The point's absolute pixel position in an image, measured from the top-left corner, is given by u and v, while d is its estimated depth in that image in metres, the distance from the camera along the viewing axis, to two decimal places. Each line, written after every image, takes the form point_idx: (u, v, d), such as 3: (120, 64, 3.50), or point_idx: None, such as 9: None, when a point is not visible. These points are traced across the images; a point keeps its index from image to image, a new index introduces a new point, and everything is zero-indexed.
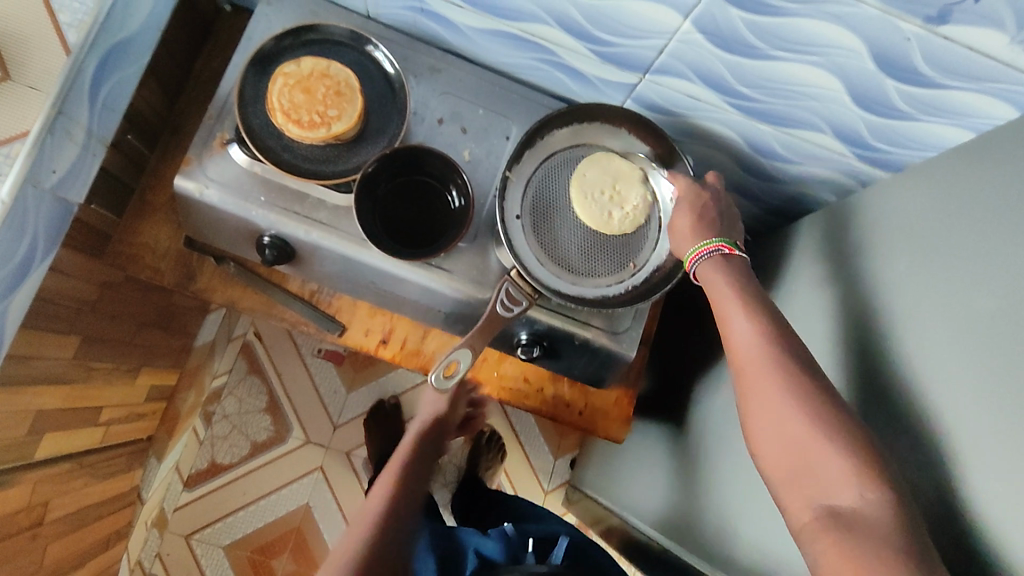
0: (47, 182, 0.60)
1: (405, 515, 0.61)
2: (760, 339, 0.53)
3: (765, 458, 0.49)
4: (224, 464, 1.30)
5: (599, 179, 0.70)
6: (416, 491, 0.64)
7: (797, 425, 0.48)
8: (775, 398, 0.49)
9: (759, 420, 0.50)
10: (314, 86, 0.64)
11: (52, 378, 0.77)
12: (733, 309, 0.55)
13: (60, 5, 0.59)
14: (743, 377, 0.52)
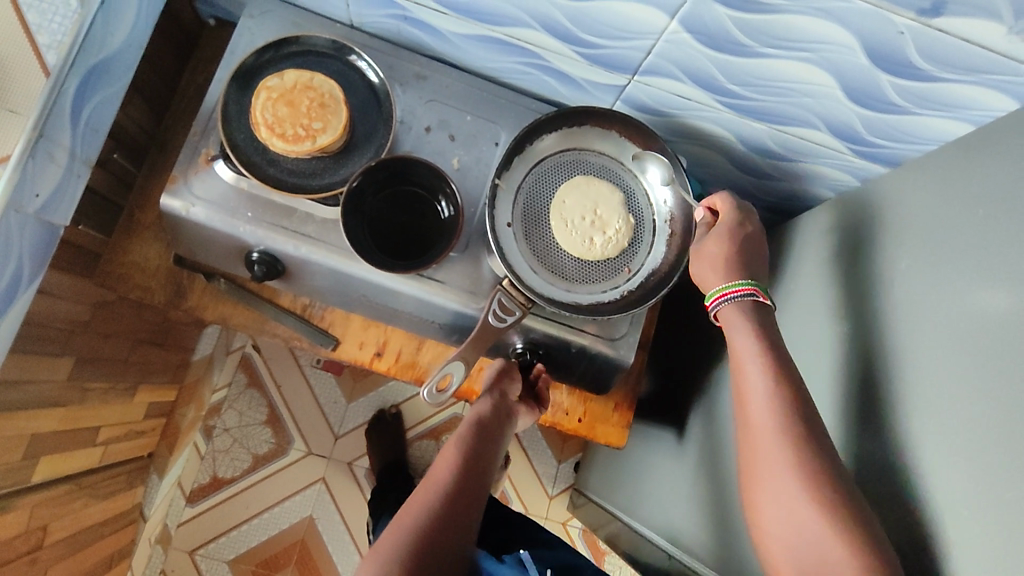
0: (30, 207, 0.59)
1: (457, 513, 0.57)
2: (779, 412, 0.52)
3: (762, 518, 0.50)
4: (226, 478, 1.29)
5: (579, 205, 0.68)
6: (468, 487, 0.60)
7: (807, 511, 0.47)
8: (788, 479, 0.49)
9: (768, 496, 0.49)
10: (298, 99, 0.63)
11: (46, 401, 0.76)
12: (755, 378, 0.54)
13: (38, 26, 0.58)
14: (754, 437, 0.52)
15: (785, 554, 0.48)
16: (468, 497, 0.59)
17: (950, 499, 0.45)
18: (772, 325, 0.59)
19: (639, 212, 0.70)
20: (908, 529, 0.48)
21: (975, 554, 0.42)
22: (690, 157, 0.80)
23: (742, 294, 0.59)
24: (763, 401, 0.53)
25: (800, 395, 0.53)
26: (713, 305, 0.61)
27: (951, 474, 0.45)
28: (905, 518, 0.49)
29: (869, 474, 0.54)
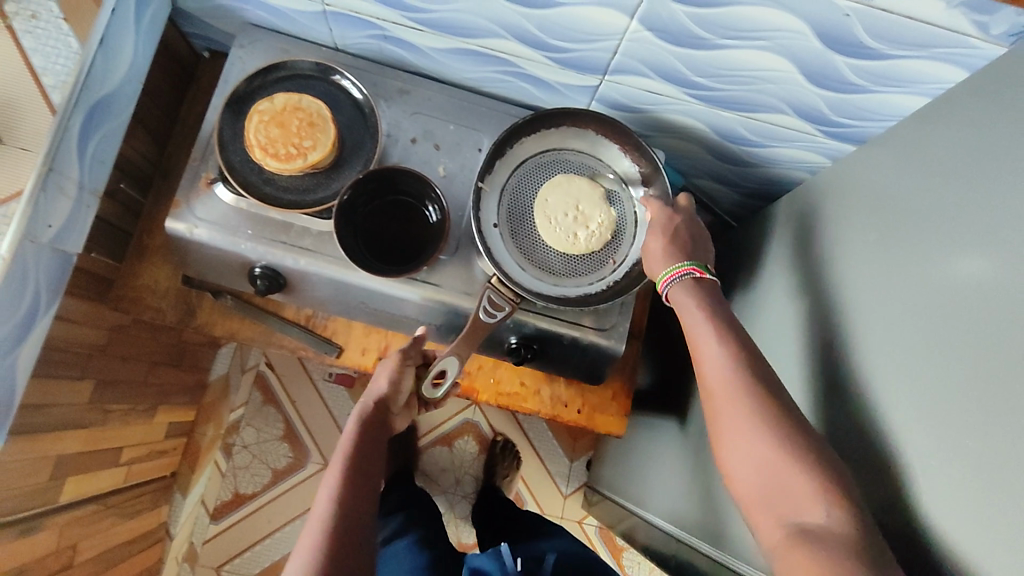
0: (45, 237, 0.63)
1: (358, 506, 0.58)
2: (729, 363, 0.55)
3: (729, 468, 0.52)
4: (247, 494, 1.33)
5: (562, 202, 0.71)
6: (366, 479, 0.61)
7: (763, 449, 0.49)
8: (744, 421, 0.51)
9: (732, 443, 0.51)
10: (288, 120, 0.67)
11: (70, 423, 0.80)
12: (706, 336, 0.58)
13: (43, 68, 0.62)
14: (711, 392, 0.55)
15: (750, 495, 0.49)
16: (367, 489, 0.60)
17: (925, 457, 0.47)
18: (719, 296, 0.62)
19: (620, 205, 0.72)
20: (889, 489, 0.50)
21: (951, 506, 0.44)
22: (669, 149, 0.82)
23: (680, 275, 0.63)
24: (716, 356, 0.56)
25: (749, 351, 0.56)
26: (662, 289, 0.64)
27: (925, 433, 0.47)
28: (886, 479, 0.51)
29: (850, 441, 0.55)
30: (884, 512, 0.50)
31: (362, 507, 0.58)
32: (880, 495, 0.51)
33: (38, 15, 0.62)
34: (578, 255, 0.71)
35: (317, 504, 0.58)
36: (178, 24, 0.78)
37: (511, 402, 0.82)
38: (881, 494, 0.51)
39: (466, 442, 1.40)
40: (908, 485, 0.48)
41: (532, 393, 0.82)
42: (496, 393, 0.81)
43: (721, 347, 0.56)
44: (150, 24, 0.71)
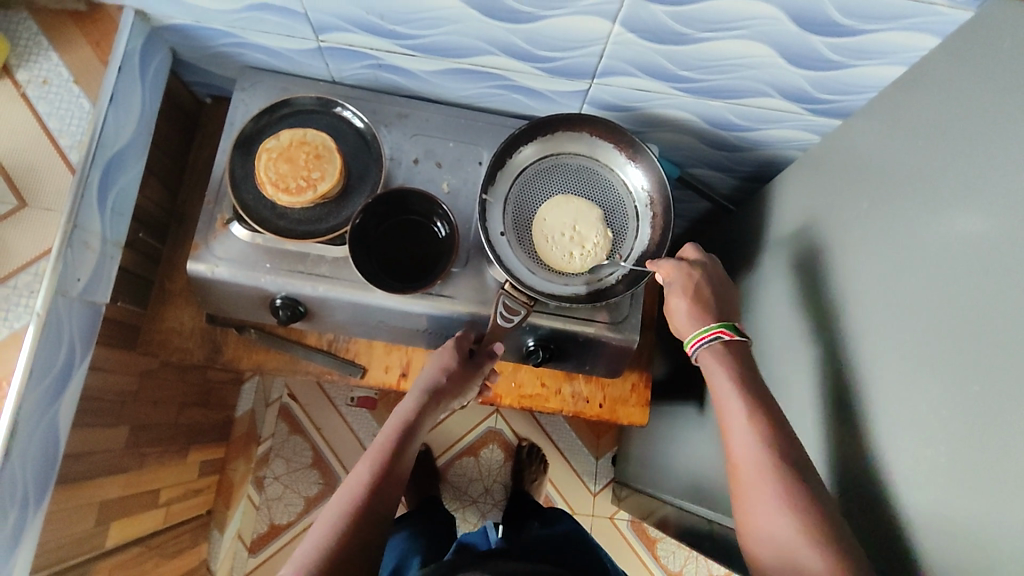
0: (75, 290, 0.66)
1: (383, 496, 0.61)
2: (762, 449, 0.56)
3: (752, 542, 0.54)
4: (283, 524, 1.35)
5: (559, 222, 0.73)
6: (398, 470, 0.64)
7: (791, 540, 0.51)
8: (772, 510, 0.53)
9: (758, 523, 0.54)
10: (295, 154, 0.69)
11: (110, 469, 0.82)
12: (738, 420, 0.58)
13: (60, 130, 0.65)
14: (741, 474, 0.56)
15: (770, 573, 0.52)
16: (396, 479, 0.63)
17: (939, 410, 0.49)
18: (750, 364, 0.63)
19: (621, 201, 0.75)
20: (904, 443, 0.52)
21: (969, 453, 0.46)
22: (663, 143, 0.85)
23: (708, 338, 0.64)
24: (748, 439, 0.57)
25: (781, 433, 0.57)
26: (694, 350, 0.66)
27: (939, 386, 0.49)
28: (899, 433, 0.53)
29: (862, 403, 0.58)
30: (900, 465, 0.52)
31: (386, 498, 0.61)
32: (895, 449, 0.53)
33: (49, 80, 0.66)
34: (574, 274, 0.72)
35: (348, 482, 0.62)
36: (180, 75, 0.81)
37: (534, 403, 0.84)
38: (896, 449, 0.53)
39: (492, 451, 1.42)
40: (920, 437, 0.50)
41: (554, 392, 0.84)
42: (518, 396, 0.84)
43: (754, 431, 0.57)
44: (154, 78, 0.74)
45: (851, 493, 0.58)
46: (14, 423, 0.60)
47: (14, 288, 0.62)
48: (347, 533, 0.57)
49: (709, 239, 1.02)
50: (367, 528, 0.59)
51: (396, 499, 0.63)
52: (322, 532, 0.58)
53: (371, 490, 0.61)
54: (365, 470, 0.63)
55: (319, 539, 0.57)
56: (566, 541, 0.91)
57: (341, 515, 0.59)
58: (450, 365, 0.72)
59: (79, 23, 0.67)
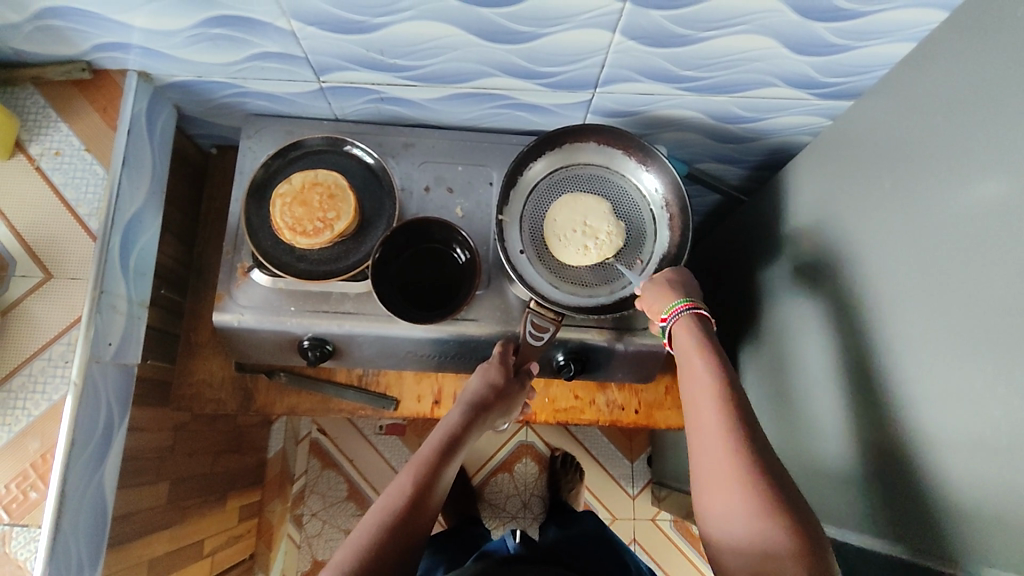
0: (107, 355, 0.66)
1: (423, 507, 0.60)
2: (723, 424, 0.55)
3: (709, 517, 0.54)
4: (325, 560, 1.34)
5: (569, 220, 0.73)
6: (440, 484, 0.64)
7: (741, 515, 0.51)
8: (727, 487, 0.53)
9: (713, 500, 0.54)
10: (309, 197, 0.70)
11: (155, 526, 0.82)
12: (703, 397, 0.58)
13: (78, 200, 0.66)
14: (701, 449, 0.56)
15: (726, 542, 0.52)
16: (435, 494, 0.62)
17: (983, 381, 0.48)
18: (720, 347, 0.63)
19: (636, 206, 0.75)
20: (947, 420, 0.51)
21: (1018, 426, 0.45)
22: (669, 142, 0.85)
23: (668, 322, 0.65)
24: (710, 413, 0.57)
25: (745, 411, 0.56)
26: (669, 318, 0.65)
27: (980, 358, 0.49)
28: (941, 409, 0.52)
29: (899, 384, 0.57)
30: (946, 442, 0.51)
31: (425, 512, 0.61)
32: (937, 426, 0.52)
33: (62, 151, 0.66)
34: (598, 276, 0.73)
35: (388, 491, 0.61)
36: (185, 128, 0.82)
37: (569, 416, 0.83)
38: (939, 426, 0.52)
39: (526, 464, 1.41)
40: (968, 412, 0.49)
41: (588, 403, 0.84)
42: (552, 410, 0.83)
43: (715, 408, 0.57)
44: (162, 135, 0.74)
45: (896, 475, 0.57)
46: (61, 494, 0.60)
47: (49, 359, 0.62)
48: (384, 542, 0.56)
49: (723, 231, 1.01)
50: (404, 539, 0.58)
51: (433, 514, 0.62)
52: (361, 536, 0.57)
53: (413, 499, 0.60)
54: (407, 482, 0.62)
55: (356, 545, 0.56)
56: (608, 552, 0.89)
57: (379, 523, 0.57)
58: (495, 381, 0.71)
59: (85, 91, 0.68)
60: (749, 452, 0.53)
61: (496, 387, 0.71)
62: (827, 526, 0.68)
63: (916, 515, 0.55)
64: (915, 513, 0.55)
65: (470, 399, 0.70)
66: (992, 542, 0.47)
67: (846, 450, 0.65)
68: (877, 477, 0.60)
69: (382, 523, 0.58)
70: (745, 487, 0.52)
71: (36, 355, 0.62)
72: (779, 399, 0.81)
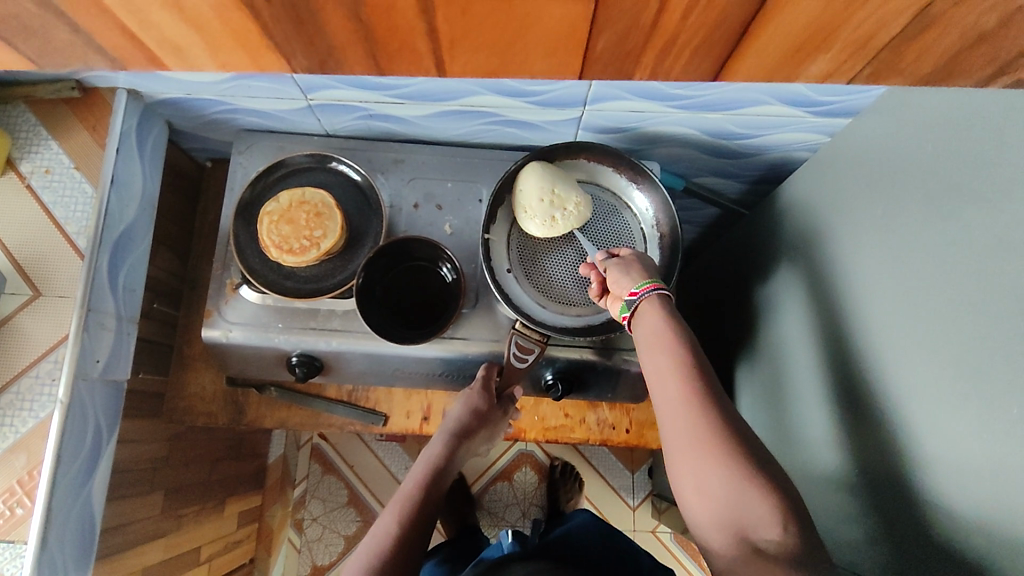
0: (95, 372, 0.67)
1: (413, 542, 0.60)
2: (685, 391, 0.52)
3: (686, 498, 0.51)
4: (324, 565, 1.35)
5: (537, 188, 0.69)
6: (428, 517, 0.64)
7: (718, 486, 0.48)
8: (699, 462, 0.49)
9: (686, 479, 0.50)
10: (296, 215, 0.69)
11: (151, 535, 0.83)
12: (662, 364, 0.55)
13: (66, 219, 0.66)
14: (667, 424, 0.53)
15: (711, 519, 0.49)
16: (424, 526, 0.62)
17: (972, 423, 0.46)
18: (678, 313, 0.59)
19: (626, 223, 0.74)
20: (937, 458, 0.50)
21: (1007, 472, 0.43)
22: (664, 157, 0.83)
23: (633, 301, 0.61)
24: (670, 382, 0.54)
25: (707, 376, 0.53)
26: (641, 292, 0.60)
27: (968, 400, 0.47)
28: (931, 448, 0.50)
29: (889, 418, 0.56)
30: (936, 481, 0.50)
31: (414, 544, 0.60)
32: (926, 465, 0.51)
33: (52, 169, 0.67)
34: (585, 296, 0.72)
35: (375, 529, 0.62)
36: (179, 143, 0.82)
37: (559, 434, 0.83)
38: (930, 465, 0.51)
39: (525, 473, 1.41)
40: (955, 452, 0.48)
41: (578, 422, 0.83)
42: (542, 428, 0.83)
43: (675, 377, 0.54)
44: (152, 152, 0.75)
45: (887, 511, 0.56)
46: (47, 510, 0.61)
47: (37, 377, 0.63)
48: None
49: (722, 245, 1.00)
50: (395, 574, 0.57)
51: (424, 546, 0.62)
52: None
53: (403, 536, 0.60)
54: (393, 517, 0.62)
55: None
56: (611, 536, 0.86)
57: (367, 563, 0.57)
58: (477, 406, 0.72)
59: (75, 109, 0.68)
60: (714, 419, 0.50)
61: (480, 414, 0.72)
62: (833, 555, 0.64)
63: (907, 554, 0.53)
64: (907, 551, 0.53)
65: (452, 427, 0.71)
66: None
67: (836, 481, 0.64)
68: (869, 510, 0.59)
69: (374, 563, 0.57)
70: (716, 456, 0.49)
71: (24, 372, 0.63)
72: (773, 422, 0.79)
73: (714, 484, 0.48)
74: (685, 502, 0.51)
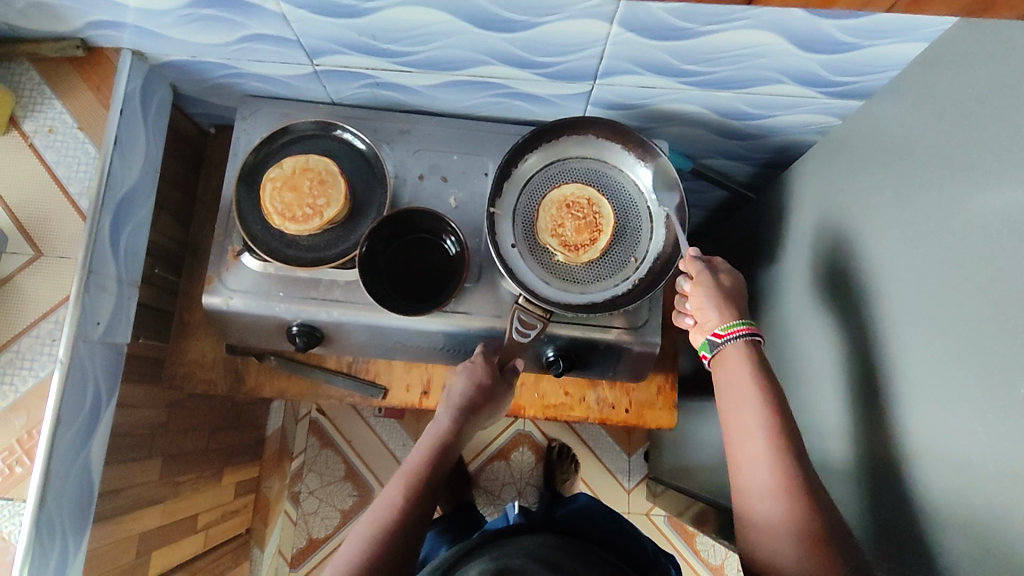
0: (96, 334, 0.67)
1: (412, 519, 0.61)
2: (767, 430, 0.59)
3: (748, 516, 0.58)
4: (321, 538, 1.36)
5: (574, 194, 0.72)
6: (430, 493, 0.64)
7: (777, 513, 0.55)
8: (766, 492, 0.57)
9: (753, 502, 0.58)
10: (299, 182, 0.69)
11: (148, 500, 0.83)
12: (745, 401, 0.61)
13: (68, 179, 0.66)
14: (740, 452, 0.60)
15: (763, 536, 0.56)
16: (425, 502, 0.63)
17: (978, 404, 0.47)
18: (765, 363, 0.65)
19: (635, 202, 0.73)
20: (945, 440, 0.49)
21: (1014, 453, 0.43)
22: (673, 137, 0.83)
23: (738, 334, 0.65)
24: (753, 420, 0.60)
25: (787, 419, 0.60)
26: (725, 337, 0.66)
27: (976, 382, 0.47)
28: (934, 429, 0.51)
29: (896, 400, 0.56)
30: (937, 464, 0.50)
31: (417, 518, 0.62)
32: (933, 447, 0.50)
33: (55, 128, 0.67)
34: (584, 277, 0.71)
35: (379, 502, 0.63)
36: (182, 107, 0.81)
37: (558, 412, 0.83)
38: (934, 450, 0.50)
39: (522, 453, 1.41)
40: (961, 435, 0.48)
41: (578, 400, 0.83)
42: (542, 406, 0.83)
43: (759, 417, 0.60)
44: (156, 114, 0.74)
45: (889, 493, 0.56)
46: (46, 470, 0.62)
47: (38, 336, 0.63)
48: (377, 553, 0.58)
49: (728, 228, 0.99)
50: (399, 549, 0.59)
51: (428, 518, 0.63)
52: (351, 552, 0.58)
53: (402, 512, 0.61)
54: (396, 491, 0.63)
55: (348, 560, 0.58)
56: (612, 522, 0.84)
57: (370, 536, 0.59)
58: (482, 380, 0.71)
59: (78, 68, 0.67)
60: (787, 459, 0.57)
61: (481, 389, 0.70)
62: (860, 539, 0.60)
63: (907, 539, 0.53)
64: (905, 533, 0.54)
65: (457, 402, 0.70)
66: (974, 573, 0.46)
67: (837, 466, 0.64)
68: (869, 491, 0.59)
69: (371, 540, 0.59)
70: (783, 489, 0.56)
71: (25, 332, 0.63)
72: None
73: (773, 514, 0.56)
74: (743, 520, 0.59)
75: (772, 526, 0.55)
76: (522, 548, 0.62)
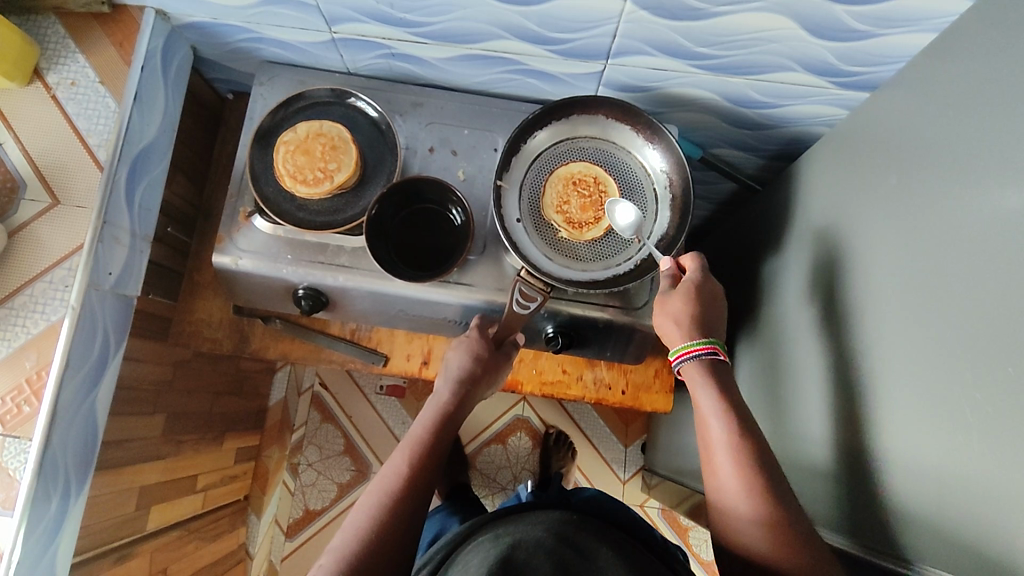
0: (107, 284, 0.68)
1: (419, 486, 0.62)
2: (737, 440, 0.59)
3: (729, 513, 0.57)
4: (317, 509, 1.38)
5: (583, 171, 0.73)
6: (435, 461, 0.65)
7: (760, 507, 0.55)
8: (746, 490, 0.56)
9: (733, 501, 0.57)
10: (312, 146, 0.70)
11: (149, 455, 0.85)
12: (712, 412, 0.61)
13: (88, 130, 0.68)
14: (714, 457, 0.60)
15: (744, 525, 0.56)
16: (432, 470, 0.64)
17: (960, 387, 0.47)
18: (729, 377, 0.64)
19: (641, 183, 0.74)
20: (926, 421, 0.50)
21: (994, 433, 0.43)
22: (684, 123, 0.83)
23: (700, 353, 0.64)
24: (724, 429, 0.60)
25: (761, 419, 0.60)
26: (675, 362, 0.66)
27: (958, 365, 0.47)
28: (917, 410, 0.51)
29: (880, 385, 0.56)
30: (916, 446, 0.51)
31: (424, 485, 0.63)
32: (916, 430, 0.51)
33: (77, 81, 0.69)
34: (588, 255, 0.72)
35: (385, 470, 0.64)
36: (201, 71, 0.83)
37: (554, 390, 0.84)
38: (917, 432, 0.51)
39: (520, 438, 1.42)
40: (947, 416, 0.48)
41: (575, 379, 0.84)
42: (539, 382, 0.83)
43: (726, 428, 0.60)
44: (177, 74, 0.76)
45: (868, 478, 0.56)
46: (52, 410, 0.63)
47: (51, 282, 0.65)
48: (388, 520, 0.59)
49: (735, 220, 1.00)
50: (408, 516, 0.60)
51: (434, 485, 0.64)
52: (362, 520, 0.59)
53: (410, 480, 0.62)
54: (401, 460, 0.64)
55: (359, 525, 0.59)
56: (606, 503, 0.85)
57: (378, 504, 0.60)
58: (480, 353, 0.72)
59: (102, 24, 0.69)
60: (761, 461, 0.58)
61: (481, 361, 0.72)
62: (838, 521, 0.61)
63: (885, 521, 0.54)
64: (881, 515, 0.54)
65: (456, 375, 0.71)
66: (946, 549, 0.47)
67: (823, 451, 0.64)
68: (849, 476, 0.59)
69: (382, 508, 0.60)
70: (765, 492, 0.56)
71: (39, 277, 0.65)
72: (767, 394, 0.79)
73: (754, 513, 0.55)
74: (723, 517, 0.58)
75: (755, 510, 0.55)
76: (535, 522, 0.62)
